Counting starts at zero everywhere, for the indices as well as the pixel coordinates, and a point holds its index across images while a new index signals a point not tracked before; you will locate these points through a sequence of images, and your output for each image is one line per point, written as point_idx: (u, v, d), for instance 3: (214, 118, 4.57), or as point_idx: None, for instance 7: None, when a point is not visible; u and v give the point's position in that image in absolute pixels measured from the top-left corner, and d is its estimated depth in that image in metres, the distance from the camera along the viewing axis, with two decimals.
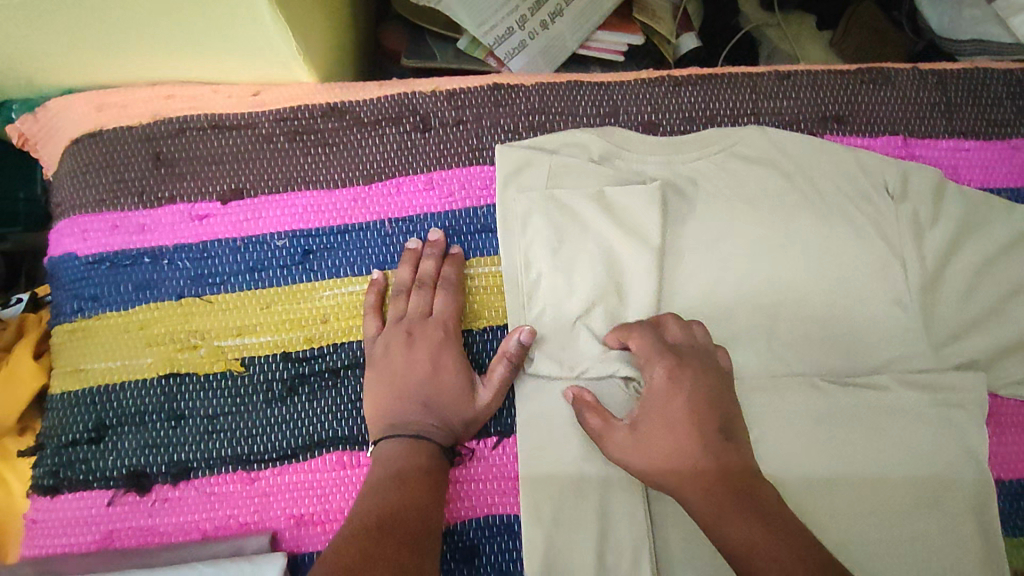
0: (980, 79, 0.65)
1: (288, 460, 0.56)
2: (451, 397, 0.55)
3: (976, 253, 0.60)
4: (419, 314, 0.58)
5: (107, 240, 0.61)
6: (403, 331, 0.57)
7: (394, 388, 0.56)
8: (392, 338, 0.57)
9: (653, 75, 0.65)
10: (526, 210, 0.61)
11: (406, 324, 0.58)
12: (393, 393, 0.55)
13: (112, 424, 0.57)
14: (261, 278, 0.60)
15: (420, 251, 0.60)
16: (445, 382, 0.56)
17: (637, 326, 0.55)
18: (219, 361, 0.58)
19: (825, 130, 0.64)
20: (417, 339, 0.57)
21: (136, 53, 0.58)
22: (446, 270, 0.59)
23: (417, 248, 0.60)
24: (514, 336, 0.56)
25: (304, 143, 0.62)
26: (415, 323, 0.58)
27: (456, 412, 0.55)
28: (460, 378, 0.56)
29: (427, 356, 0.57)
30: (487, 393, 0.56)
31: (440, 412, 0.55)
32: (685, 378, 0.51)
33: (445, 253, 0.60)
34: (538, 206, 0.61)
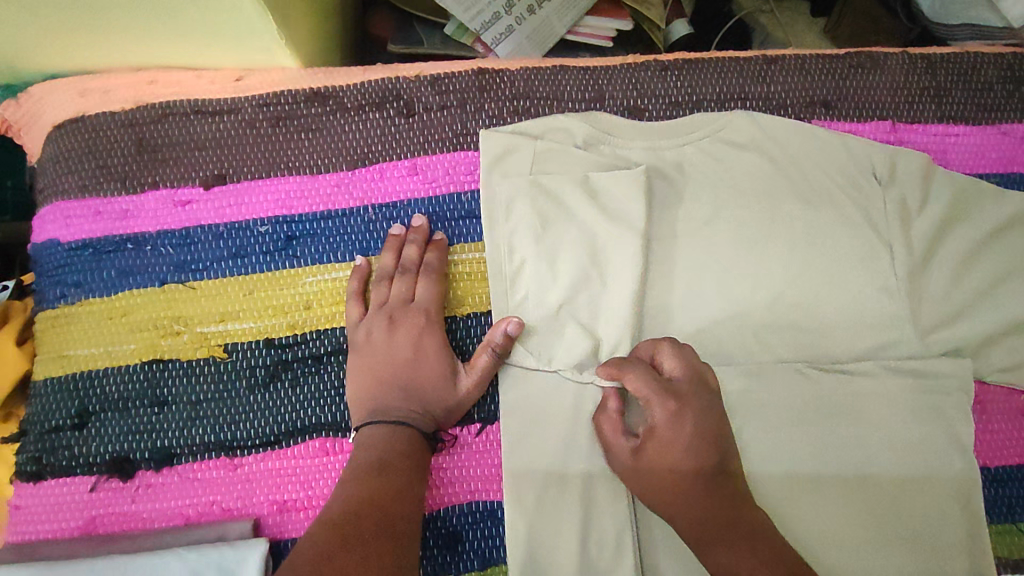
0: (970, 64, 0.64)
1: (271, 447, 0.56)
2: (433, 383, 0.55)
3: (963, 240, 0.59)
4: (401, 301, 0.58)
5: (90, 226, 0.60)
6: (386, 317, 0.57)
7: (375, 374, 0.56)
8: (374, 324, 0.57)
9: (639, 60, 0.65)
10: (510, 198, 0.60)
11: (388, 310, 0.58)
12: (375, 380, 0.55)
13: (95, 410, 0.57)
14: (243, 264, 0.60)
15: (403, 237, 0.59)
16: (426, 368, 0.56)
17: (632, 361, 0.53)
18: (202, 347, 0.58)
19: (813, 115, 0.63)
20: (398, 325, 0.57)
21: (117, 38, 0.57)
22: (429, 256, 0.59)
23: (401, 234, 0.59)
24: (502, 327, 0.56)
25: (287, 128, 0.62)
26: (397, 309, 0.58)
27: (438, 398, 0.55)
28: (442, 364, 0.56)
29: (408, 343, 0.57)
30: (468, 380, 0.56)
31: (421, 398, 0.55)
32: (686, 421, 0.51)
33: (428, 240, 0.60)
34: (522, 194, 0.60)
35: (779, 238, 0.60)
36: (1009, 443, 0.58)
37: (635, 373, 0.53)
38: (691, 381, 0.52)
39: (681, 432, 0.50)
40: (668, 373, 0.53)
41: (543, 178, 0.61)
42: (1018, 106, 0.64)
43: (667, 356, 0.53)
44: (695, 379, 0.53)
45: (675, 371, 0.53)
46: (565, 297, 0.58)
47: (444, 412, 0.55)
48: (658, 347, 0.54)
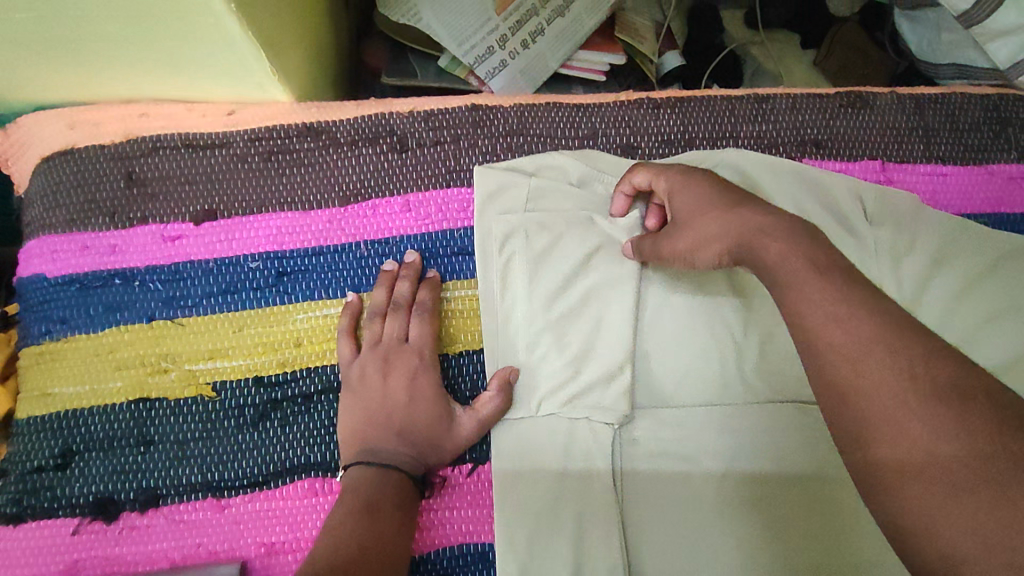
0: (957, 105, 0.65)
1: (259, 488, 0.55)
2: (428, 425, 0.55)
3: (953, 278, 0.60)
4: (395, 340, 0.57)
5: (77, 261, 0.59)
6: (379, 357, 0.57)
7: (367, 415, 0.55)
8: (368, 362, 0.56)
9: (632, 98, 0.65)
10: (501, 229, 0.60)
11: (382, 350, 0.57)
12: (368, 419, 0.55)
13: (79, 449, 0.56)
14: (233, 300, 0.59)
15: (396, 273, 0.59)
16: (420, 411, 0.55)
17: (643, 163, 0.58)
18: (191, 385, 0.57)
19: (803, 154, 0.64)
20: (394, 366, 0.56)
21: (109, 70, 0.57)
22: (423, 294, 0.58)
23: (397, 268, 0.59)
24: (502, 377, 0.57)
25: (279, 163, 0.62)
26: (391, 349, 0.57)
27: (432, 441, 0.54)
28: (435, 404, 0.55)
29: (402, 385, 0.56)
30: (468, 415, 0.55)
31: (413, 440, 0.54)
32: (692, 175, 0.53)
33: (422, 276, 0.59)
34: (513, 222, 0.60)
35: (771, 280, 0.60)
36: None
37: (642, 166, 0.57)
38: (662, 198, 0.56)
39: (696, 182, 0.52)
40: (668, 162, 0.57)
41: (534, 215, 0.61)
42: (1005, 145, 0.65)
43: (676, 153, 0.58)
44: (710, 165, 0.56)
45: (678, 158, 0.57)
46: (590, 338, 0.59)
47: (438, 454, 0.55)
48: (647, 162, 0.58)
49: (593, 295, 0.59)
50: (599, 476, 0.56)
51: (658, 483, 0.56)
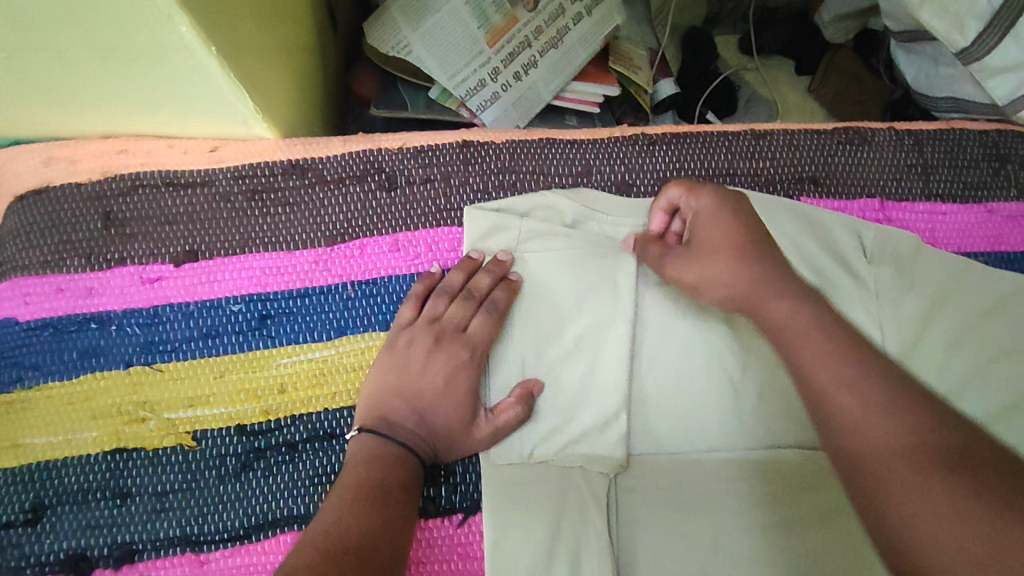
0: (956, 141, 0.64)
1: (240, 542, 0.53)
2: (454, 419, 0.53)
3: (954, 320, 0.58)
4: (455, 324, 0.56)
5: (52, 304, 0.57)
6: (432, 334, 0.56)
7: (406, 392, 0.54)
8: (419, 336, 0.56)
9: (627, 134, 0.64)
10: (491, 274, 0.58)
11: (438, 328, 0.56)
12: (407, 399, 0.54)
13: (51, 503, 0.53)
14: (215, 345, 0.57)
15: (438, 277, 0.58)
16: (449, 404, 0.54)
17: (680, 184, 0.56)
18: (169, 435, 0.55)
19: (801, 191, 0.63)
20: (442, 347, 0.55)
21: (85, 107, 0.55)
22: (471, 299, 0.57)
23: (479, 258, 0.58)
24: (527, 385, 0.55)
25: (263, 202, 0.60)
26: (447, 331, 0.56)
27: (455, 432, 0.53)
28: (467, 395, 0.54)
29: (441, 371, 0.55)
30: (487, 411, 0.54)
31: (436, 421, 0.53)
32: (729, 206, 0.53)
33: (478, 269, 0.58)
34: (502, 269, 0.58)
35: None
36: None
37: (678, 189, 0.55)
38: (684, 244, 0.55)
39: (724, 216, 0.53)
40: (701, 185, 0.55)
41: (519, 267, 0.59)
42: (1005, 183, 0.64)
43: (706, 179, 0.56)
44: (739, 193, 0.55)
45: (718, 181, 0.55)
46: (585, 384, 0.57)
47: (455, 446, 0.54)
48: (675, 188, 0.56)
49: (589, 342, 0.58)
50: (595, 530, 0.53)
51: (658, 533, 0.54)
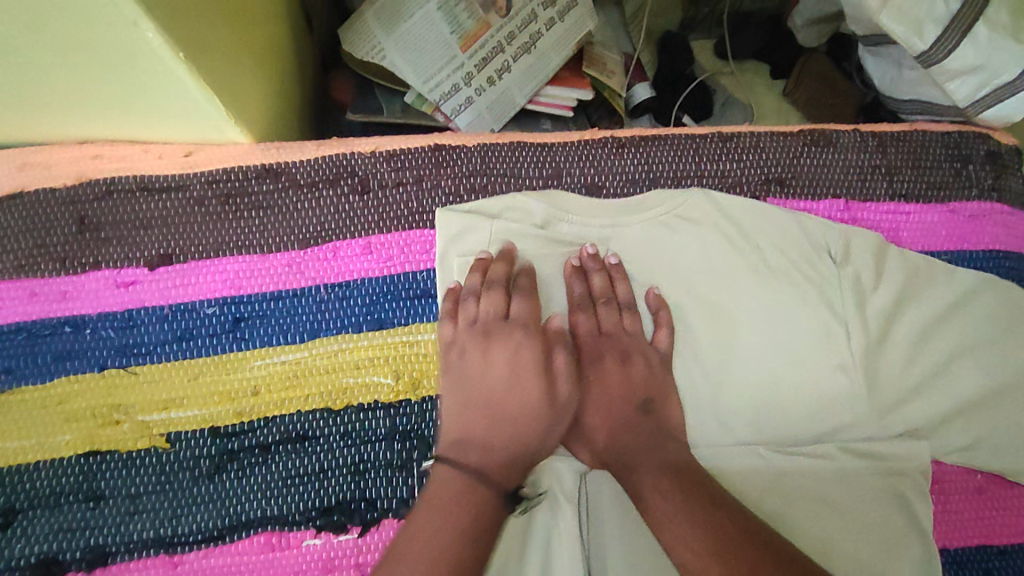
0: (919, 142, 0.66)
1: (214, 543, 0.53)
2: (530, 406, 0.53)
3: (916, 318, 0.60)
4: (495, 316, 0.57)
5: (25, 309, 0.58)
6: (478, 335, 0.56)
7: (471, 391, 0.54)
8: (468, 344, 0.56)
9: (597, 137, 0.65)
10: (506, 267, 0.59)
11: (481, 327, 0.56)
12: (472, 396, 0.54)
13: (23, 507, 0.54)
14: (189, 348, 0.57)
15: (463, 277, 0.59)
16: (524, 387, 0.53)
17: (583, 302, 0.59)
18: (143, 437, 0.55)
19: (768, 193, 0.64)
20: (495, 341, 0.55)
21: (59, 114, 0.56)
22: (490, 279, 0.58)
23: (488, 257, 0.59)
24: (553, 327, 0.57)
25: (237, 206, 0.61)
26: (490, 325, 0.56)
27: (546, 421, 0.53)
28: (535, 376, 0.54)
29: (504, 359, 0.55)
30: (563, 382, 0.55)
31: (505, 409, 0.53)
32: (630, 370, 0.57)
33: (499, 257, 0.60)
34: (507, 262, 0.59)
35: (745, 312, 0.60)
36: (967, 524, 0.58)
37: (586, 313, 0.59)
38: (637, 346, 0.58)
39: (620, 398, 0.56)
40: (604, 326, 0.59)
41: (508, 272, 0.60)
42: (966, 183, 0.65)
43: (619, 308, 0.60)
44: (644, 342, 0.58)
45: (611, 325, 0.59)
46: None
47: (557, 425, 0.54)
48: (592, 274, 0.60)
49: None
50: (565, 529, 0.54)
51: (627, 528, 0.55)
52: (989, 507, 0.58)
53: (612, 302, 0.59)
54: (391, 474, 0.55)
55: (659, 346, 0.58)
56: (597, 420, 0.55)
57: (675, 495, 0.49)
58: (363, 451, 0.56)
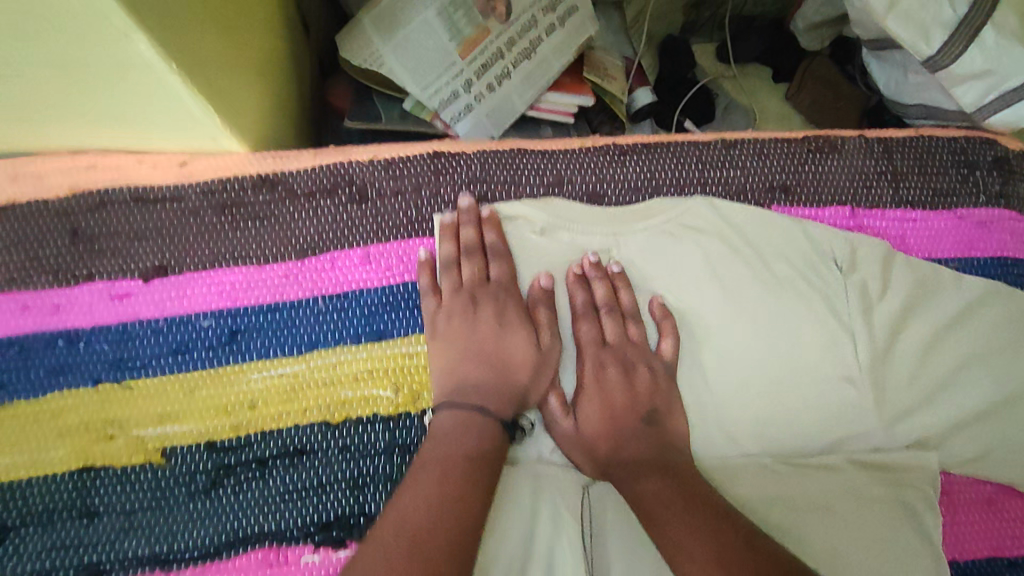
0: (925, 148, 0.65)
1: (211, 560, 0.52)
2: (528, 355, 0.56)
3: (924, 327, 0.59)
4: (478, 279, 0.59)
5: (17, 322, 0.57)
6: (466, 298, 0.58)
7: (465, 349, 0.56)
8: (455, 305, 0.58)
9: (598, 144, 0.64)
10: (477, 234, 0.60)
11: (468, 292, 0.58)
12: (465, 353, 0.56)
13: (16, 524, 0.53)
14: (185, 361, 0.56)
15: (455, 223, 0.60)
16: (511, 339, 0.57)
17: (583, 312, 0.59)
18: (138, 452, 0.54)
19: (773, 200, 0.63)
20: (480, 303, 0.58)
21: (51, 124, 0.55)
22: (470, 239, 0.59)
23: (454, 220, 0.60)
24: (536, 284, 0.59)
25: (232, 217, 0.60)
26: (476, 289, 0.58)
27: (535, 365, 0.56)
28: (520, 329, 0.57)
29: (491, 316, 0.58)
30: (546, 334, 0.58)
31: (497, 360, 0.56)
32: (633, 382, 0.56)
33: (479, 220, 0.60)
34: (489, 228, 0.60)
35: (751, 322, 0.59)
36: (978, 537, 0.57)
37: (587, 321, 0.58)
38: (642, 355, 0.57)
39: (621, 410, 0.55)
40: (606, 338, 0.58)
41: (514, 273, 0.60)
42: (973, 189, 0.64)
43: (621, 318, 0.59)
44: (647, 351, 0.58)
45: (615, 335, 0.58)
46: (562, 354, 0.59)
47: (546, 367, 0.57)
48: (593, 283, 0.59)
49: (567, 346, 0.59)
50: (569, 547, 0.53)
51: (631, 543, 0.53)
52: (999, 519, 0.57)
53: (615, 312, 0.59)
54: (391, 488, 0.54)
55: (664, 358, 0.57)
56: (599, 431, 0.55)
57: (680, 510, 0.48)
58: (362, 465, 0.55)
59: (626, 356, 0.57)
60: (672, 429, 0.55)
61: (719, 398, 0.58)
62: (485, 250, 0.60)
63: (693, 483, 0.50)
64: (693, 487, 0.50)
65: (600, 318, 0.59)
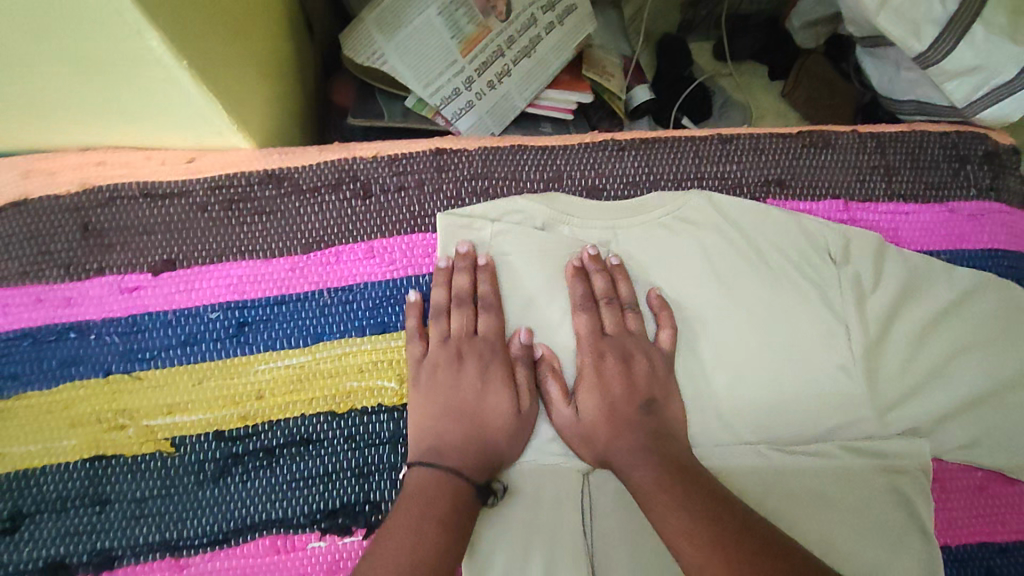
0: (918, 143, 0.66)
1: (220, 546, 0.53)
2: (503, 414, 0.56)
3: (916, 318, 0.60)
4: (465, 332, 0.58)
5: (30, 314, 0.58)
6: (452, 352, 0.57)
7: (447, 404, 0.55)
8: (440, 358, 0.57)
9: (597, 140, 0.66)
10: (471, 281, 0.60)
11: (454, 345, 0.58)
12: (446, 409, 0.55)
13: (29, 511, 0.54)
14: (194, 352, 0.58)
15: (451, 267, 0.60)
16: (494, 398, 0.56)
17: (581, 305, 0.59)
18: (149, 442, 0.56)
19: (768, 194, 0.64)
20: (465, 360, 0.57)
21: (63, 122, 0.56)
22: (462, 286, 0.59)
23: (448, 265, 0.60)
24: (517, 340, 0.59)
25: (239, 212, 0.61)
26: (462, 344, 0.58)
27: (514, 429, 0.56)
28: (503, 391, 0.56)
29: (475, 372, 0.57)
30: (524, 376, 0.58)
31: (475, 418, 0.55)
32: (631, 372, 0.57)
33: (476, 265, 0.60)
34: (483, 275, 0.60)
35: (748, 313, 0.60)
36: (969, 522, 0.58)
37: (587, 314, 0.59)
38: (641, 347, 0.58)
39: (620, 399, 0.56)
40: (605, 329, 0.59)
41: (510, 272, 0.61)
42: (964, 183, 0.66)
43: (621, 310, 0.60)
44: (645, 342, 0.59)
45: (614, 327, 0.59)
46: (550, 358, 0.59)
47: (522, 433, 0.56)
48: (593, 275, 0.60)
49: (564, 342, 0.60)
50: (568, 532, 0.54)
51: (629, 528, 0.55)
52: (990, 505, 0.59)
53: (615, 304, 0.60)
54: (395, 477, 0.56)
55: (662, 348, 0.59)
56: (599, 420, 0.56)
57: (677, 495, 0.49)
58: (367, 454, 0.56)
59: (625, 347, 0.58)
60: (670, 418, 0.56)
61: (716, 388, 0.59)
62: (476, 299, 0.60)
63: (690, 470, 0.51)
64: (689, 473, 0.51)
65: (599, 310, 0.60)
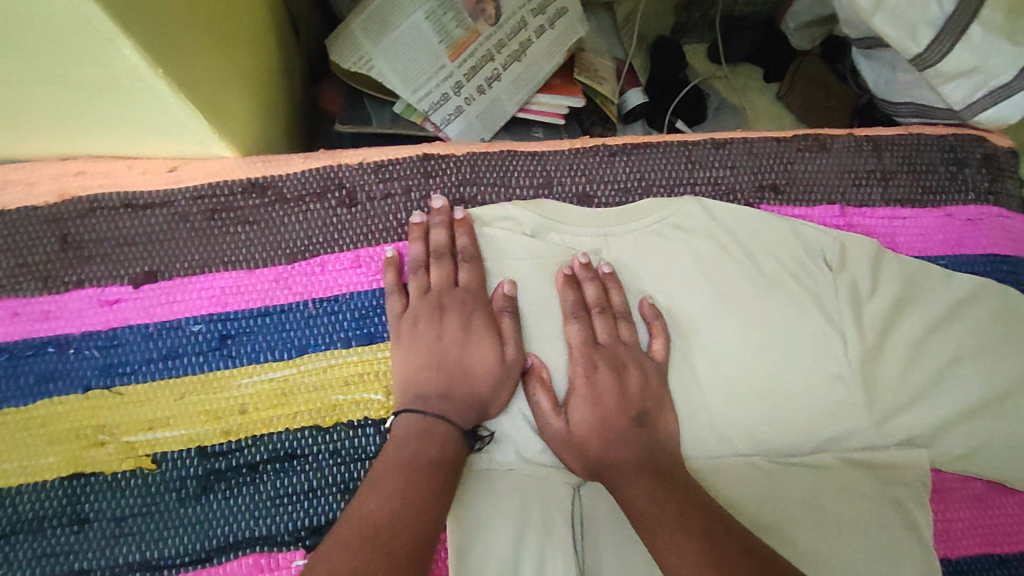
0: (915, 147, 0.65)
1: (202, 566, 0.52)
2: (489, 367, 0.55)
3: (914, 325, 0.59)
4: (445, 285, 0.58)
5: (8, 329, 0.57)
6: (432, 305, 0.57)
7: (428, 360, 0.55)
8: (422, 312, 0.57)
9: (588, 145, 0.64)
10: (447, 236, 0.59)
11: (434, 297, 0.58)
12: (427, 367, 0.55)
13: (5, 532, 0.53)
14: (175, 366, 0.56)
15: (426, 223, 0.60)
16: (478, 364, 0.56)
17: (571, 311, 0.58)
18: (129, 458, 0.54)
19: (762, 199, 0.63)
20: (446, 312, 0.57)
21: (40, 131, 0.55)
22: (439, 238, 0.59)
23: (425, 221, 0.60)
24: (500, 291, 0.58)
25: (222, 221, 0.60)
26: (443, 296, 0.58)
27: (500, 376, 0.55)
28: (486, 343, 0.56)
29: (457, 325, 0.57)
30: (513, 349, 0.57)
31: (458, 368, 0.55)
32: (623, 383, 0.56)
33: (451, 219, 0.60)
34: (460, 229, 0.59)
35: (742, 321, 0.59)
36: (969, 534, 0.56)
37: (578, 322, 0.58)
38: (633, 357, 0.57)
39: (612, 410, 0.55)
40: (598, 338, 0.58)
41: (501, 278, 0.60)
42: (962, 187, 0.64)
43: (614, 320, 0.59)
44: (638, 353, 0.58)
45: (606, 337, 0.58)
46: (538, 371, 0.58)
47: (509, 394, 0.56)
48: (583, 283, 0.59)
49: (554, 351, 0.58)
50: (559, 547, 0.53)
51: (622, 544, 0.53)
52: (990, 516, 0.57)
53: (607, 313, 0.58)
54: None
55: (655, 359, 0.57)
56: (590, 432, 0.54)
57: (669, 511, 0.48)
58: (352, 469, 0.55)
59: (617, 357, 0.57)
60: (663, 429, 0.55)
61: (710, 398, 0.58)
62: (454, 253, 0.59)
63: (684, 485, 0.50)
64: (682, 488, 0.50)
65: (590, 317, 0.58)
